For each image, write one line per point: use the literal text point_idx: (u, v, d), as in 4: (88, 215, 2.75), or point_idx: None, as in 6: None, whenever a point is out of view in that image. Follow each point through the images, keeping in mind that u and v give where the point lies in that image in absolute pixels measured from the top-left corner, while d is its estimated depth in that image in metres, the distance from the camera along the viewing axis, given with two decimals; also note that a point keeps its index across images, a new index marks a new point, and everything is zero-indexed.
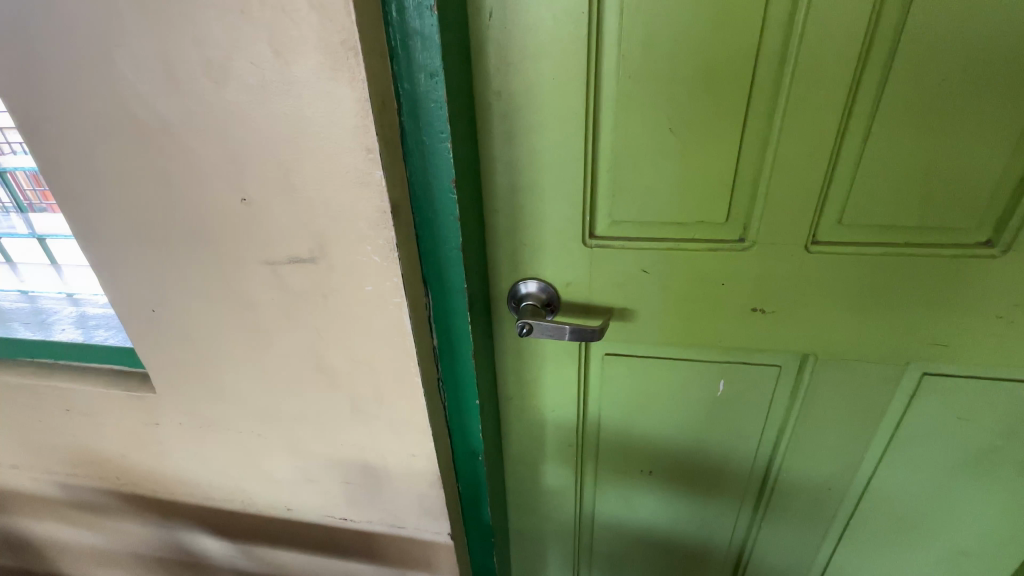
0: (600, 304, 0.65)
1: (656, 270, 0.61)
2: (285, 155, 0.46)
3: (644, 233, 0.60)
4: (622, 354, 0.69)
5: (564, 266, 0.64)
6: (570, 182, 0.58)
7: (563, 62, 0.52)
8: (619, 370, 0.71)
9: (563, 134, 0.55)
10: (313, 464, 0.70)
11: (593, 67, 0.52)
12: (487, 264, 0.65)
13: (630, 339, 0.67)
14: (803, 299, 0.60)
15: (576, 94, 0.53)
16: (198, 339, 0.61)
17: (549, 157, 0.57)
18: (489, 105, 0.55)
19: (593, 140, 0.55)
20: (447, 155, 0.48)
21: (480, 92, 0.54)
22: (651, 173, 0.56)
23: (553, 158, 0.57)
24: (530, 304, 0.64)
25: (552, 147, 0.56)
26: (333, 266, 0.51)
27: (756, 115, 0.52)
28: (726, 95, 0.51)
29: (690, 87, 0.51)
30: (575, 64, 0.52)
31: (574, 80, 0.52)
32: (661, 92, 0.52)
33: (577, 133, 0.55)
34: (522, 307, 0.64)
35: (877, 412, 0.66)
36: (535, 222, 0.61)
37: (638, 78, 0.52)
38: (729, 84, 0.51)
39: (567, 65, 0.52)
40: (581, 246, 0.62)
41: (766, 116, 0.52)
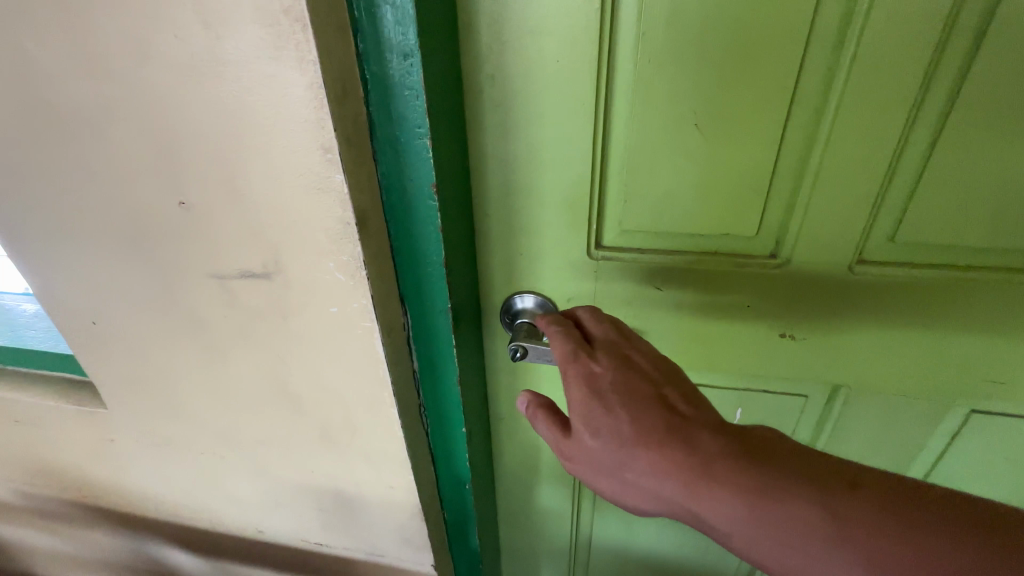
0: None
1: (671, 287, 0.53)
2: (226, 153, 0.37)
3: (659, 246, 0.52)
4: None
5: (565, 280, 0.55)
6: (574, 185, 0.50)
7: (568, 41, 0.43)
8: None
9: (567, 128, 0.47)
10: (282, 490, 0.64)
11: (604, 48, 0.43)
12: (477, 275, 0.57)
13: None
14: (841, 325, 0.52)
15: (584, 81, 0.44)
16: (147, 355, 0.54)
17: (550, 155, 0.48)
18: (480, 93, 0.46)
19: (603, 135, 0.47)
20: (426, 154, 0.40)
21: (470, 76, 0.46)
22: (671, 177, 0.48)
23: (554, 156, 0.48)
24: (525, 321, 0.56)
25: (553, 144, 0.48)
26: (291, 283, 0.43)
27: (800, 111, 0.43)
28: (765, 86, 0.42)
29: (722, 75, 0.42)
30: (582, 44, 0.43)
31: (582, 64, 0.44)
32: (687, 81, 0.43)
33: (583, 127, 0.46)
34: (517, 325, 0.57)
35: (912, 449, 0.59)
36: (531, 230, 0.53)
37: (659, 63, 0.43)
38: (771, 72, 0.42)
39: (574, 46, 0.43)
40: (585, 257, 0.53)
41: (814, 111, 0.43)
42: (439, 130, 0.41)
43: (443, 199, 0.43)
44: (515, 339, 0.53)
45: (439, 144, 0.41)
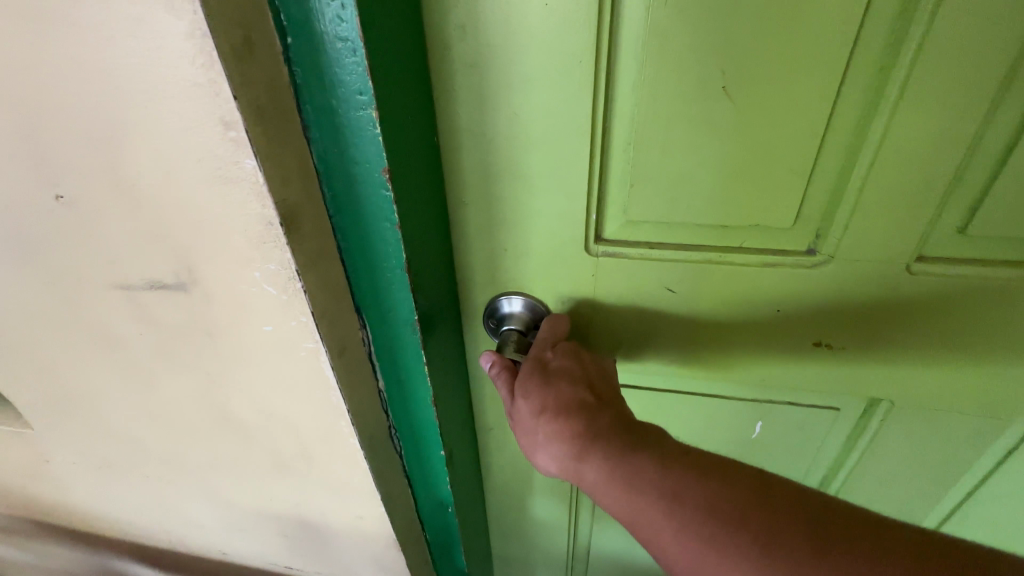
0: (604, 327, 0.48)
1: (685, 288, 0.44)
2: (98, 131, 0.28)
3: (672, 240, 0.43)
4: (632, 386, 0.53)
5: (559, 279, 0.46)
6: (569, 166, 0.40)
7: None
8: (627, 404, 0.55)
9: (559, 95, 0.37)
10: (242, 515, 0.56)
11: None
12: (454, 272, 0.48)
13: (642, 368, 0.52)
14: (889, 334, 0.43)
15: (582, 32, 0.34)
16: (63, 375, 0.45)
17: (538, 128, 0.39)
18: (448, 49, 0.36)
19: (605, 101, 0.37)
20: (373, 130, 0.30)
21: (434, 26, 0.35)
22: (691, 155, 0.38)
23: (544, 131, 0.39)
24: (513, 328, 0.48)
25: (542, 114, 0.38)
26: (212, 297, 0.34)
27: (860, 69, 0.34)
28: (816, 36, 0.33)
29: (760, 22, 0.33)
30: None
31: (579, 9, 0.34)
32: (715, 30, 0.33)
33: (580, 92, 0.37)
34: (503, 333, 0.48)
35: (955, 469, 0.52)
36: (518, 219, 0.44)
37: (679, 6, 0.33)
38: (825, 16, 0.32)
39: None
40: (583, 252, 0.44)
41: (877, 70, 0.33)
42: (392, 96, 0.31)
43: (401, 189, 0.33)
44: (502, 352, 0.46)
45: (393, 116, 0.31)
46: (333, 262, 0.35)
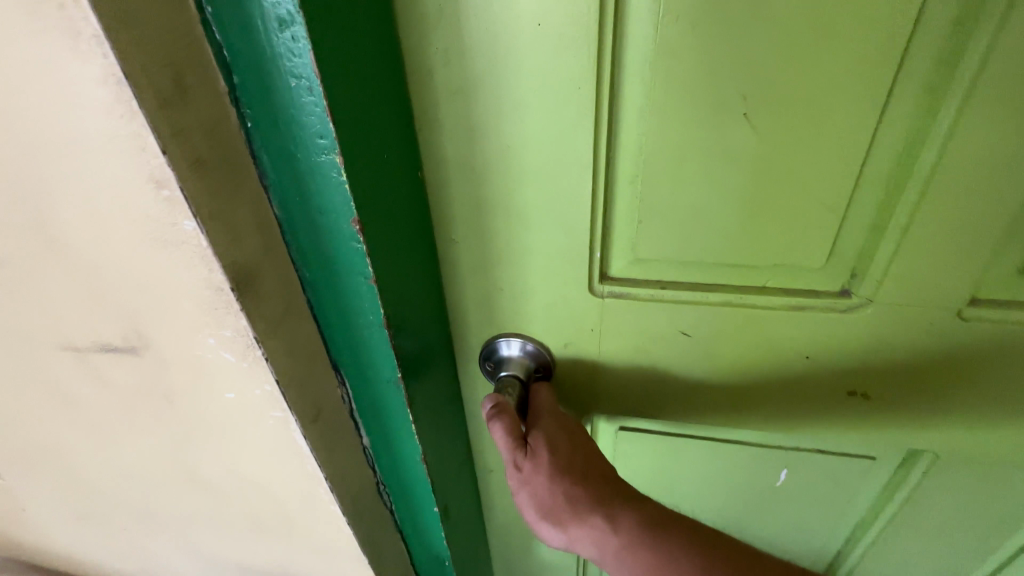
0: (612, 373, 0.44)
1: (702, 332, 0.40)
2: (19, 186, 0.24)
3: (687, 279, 0.38)
4: (643, 429, 0.48)
5: (561, 320, 0.42)
6: (570, 200, 0.36)
7: None
8: (637, 448, 0.50)
9: (556, 124, 0.33)
10: (226, 568, 0.53)
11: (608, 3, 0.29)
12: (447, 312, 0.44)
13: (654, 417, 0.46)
14: (936, 384, 0.38)
15: (581, 54, 0.30)
16: (24, 429, 0.42)
17: (534, 161, 0.34)
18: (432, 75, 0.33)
19: (610, 130, 0.33)
20: (337, 175, 0.26)
21: (414, 50, 0.31)
22: (707, 189, 0.34)
23: (540, 163, 0.34)
24: (513, 373, 0.44)
25: (538, 145, 0.34)
26: (167, 361, 0.30)
27: (906, 91, 0.29)
28: (853, 55, 0.28)
29: (787, 40, 0.28)
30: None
31: (578, 30, 0.29)
32: (737, 49, 0.29)
33: (580, 121, 0.32)
34: (501, 378, 0.44)
35: (1008, 526, 0.46)
36: (514, 257, 0.39)
37: (691, 24, 0.28)
38: (865, 33, 0.27)
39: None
40: (587, 293, 0.40)
41: (926, 91, 0.29)
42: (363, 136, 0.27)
43: (376, 238, 0.29)
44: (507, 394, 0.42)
45: (363, 157, 0.27)
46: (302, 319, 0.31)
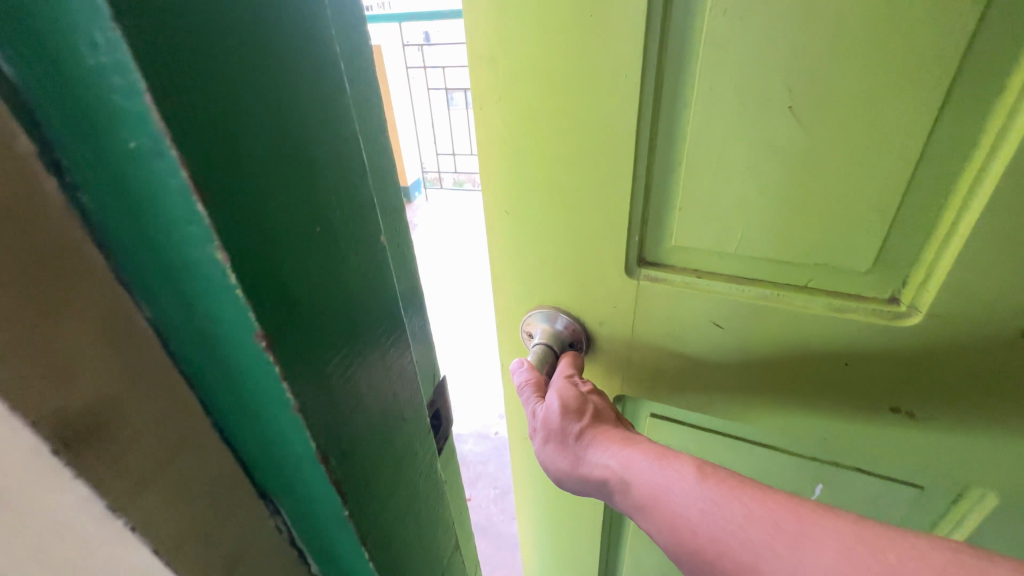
0: (634, 370, 0.41)
1: (736, 325, 0.36)
2: None
3: (724, 272, 0.35)
4: (674, 419, 0.45)
5: (591, 309, 0.39)
6: (604, 186, 0.33)
7: None
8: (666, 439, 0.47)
9: (595, 103, 0.30)
10: None
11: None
12: (431, 367, 0.37)
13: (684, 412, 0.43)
14: (1002, 414, 0.32)
15: (620, 29, 0.28)
16: None
17: (568, 143, 0.32)
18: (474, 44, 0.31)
19: (644, 112, 0.30)
20: (215, 267, 0.16)
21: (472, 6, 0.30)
22: (747, 177, 0.30)
23: (576, 145, 0.32)
24: (546, 348, 0.41)
25: (575, 126, 0.32)
26: None
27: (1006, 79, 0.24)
28: (913, 28, 0.24)
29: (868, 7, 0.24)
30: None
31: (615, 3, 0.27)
32: (787, 13, 0.25)
33: (624, 100, 0.30)
34: (536, 351, 0.41)
35: None
36: (547, 240, 0.37)
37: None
38: None
39: None
40: (624, 276, 0.37)
41: (1003, 71, 0.24)
42: (289, 216, 0.18)
43: (319, 350, 0.21)
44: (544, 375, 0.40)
45: (292, 242, 0.19)
46: (191, 456, 0.20)
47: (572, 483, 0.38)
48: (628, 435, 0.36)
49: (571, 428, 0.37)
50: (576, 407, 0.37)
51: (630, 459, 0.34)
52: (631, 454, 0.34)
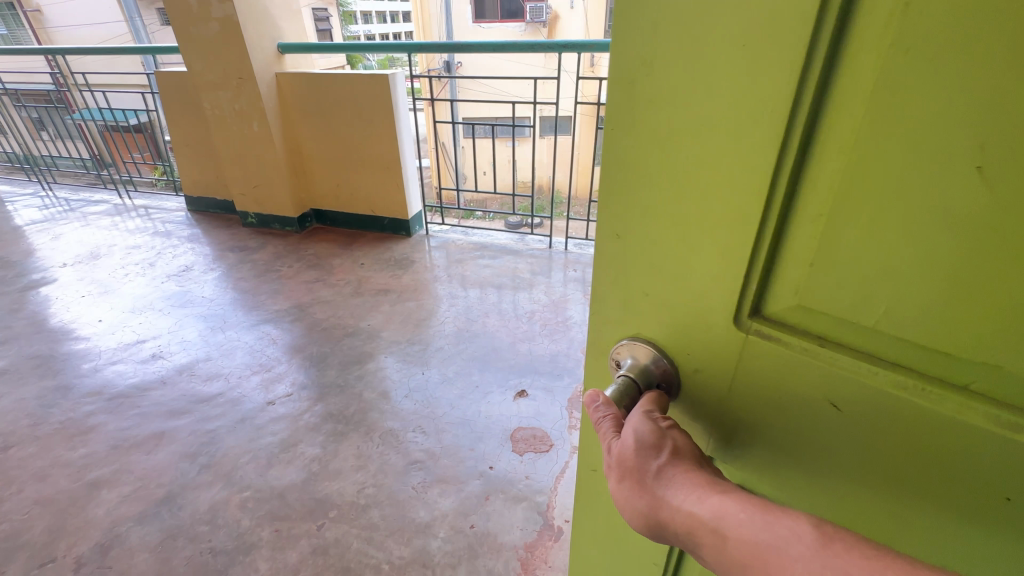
0: (731, 409, 0.41)
1: (861, 415, 0.34)
2: None
3: (853, 346, 0.32)
4: (773, 483, 0.42)
5: (690, 339, 0.41)
6: (718, 228, 0.35)
7: (747, 53, 0.29)
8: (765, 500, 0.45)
9: (724, 152, 0.33)
10: None
11: (824, 29, 0.26)
12: None
13: (794, 483, 0.41)
14: None
15: (763, 105, 0.30)
16: None
17: (690, 180, 0.35)
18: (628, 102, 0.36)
19: (783, 177, 0.31)
20: None
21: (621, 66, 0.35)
22: (898, 261, 0.28)
23: (700, 182, 0.35)
24: (628, 375, 0.44)
25: (696, 165, 0.34)
26: None
27: None
28: None
29: None
30: (784, 25, 0.27)
31: (766, 86, 0.29)
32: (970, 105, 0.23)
33: (764, 144, 0.31)
34: (620, 376, 0.45)
35: None
36: (659, 267, 0.41)
37: (934, 52, 0.23)
38: None
39: (754, 59, 0.29)
40: (730, 326, 0.38)
41: None
42: None
43: None
44: (629, 406, 0.43)
45: None
46: None
47: (647, 525, 0.38)
48: (708, 479, 0.37)
49: (650, 464, 0.38)
50: (654, 441, 0.39)
51: (722, 509, 0.34)
52: (725, 501, 0.34)
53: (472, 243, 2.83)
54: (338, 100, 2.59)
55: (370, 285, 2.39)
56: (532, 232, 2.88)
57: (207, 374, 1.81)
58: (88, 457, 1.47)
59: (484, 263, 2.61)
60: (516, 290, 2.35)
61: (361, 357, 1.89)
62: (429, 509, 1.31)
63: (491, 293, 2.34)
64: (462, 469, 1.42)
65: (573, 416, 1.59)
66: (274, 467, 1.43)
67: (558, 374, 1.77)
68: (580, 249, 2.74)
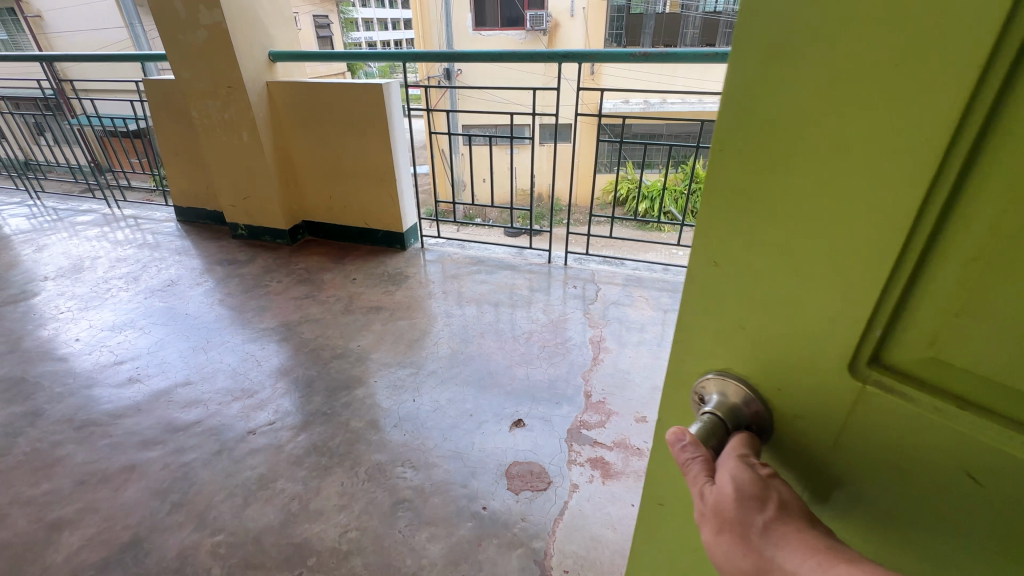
0: (832, 462, 0.38)
1: (1005, 491, 0.29)
2: None
3: (1002, 414, 0.28)
4: (881, 550, 0.38)
5: (789, 381, 0.38)
6: (844, 264, 0.32)
7: (899, 83, 0.26)
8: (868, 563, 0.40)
9: (862, 183, 0.29)
10: None
11: (1005, 58, 0.22)
12: None
13: (903, 554, 0.37)
14: None
15: (913, 140, 0.26)
16: None
17: (815, 210, 0.32)
18: (749, 127, 0.33)
19: (930, 219, 0.27)
20: None
21: (743, 83, 0.32)
22: None
23: (828, 213, 0.31)
24: (714, 415, 0.42)
25: (826, 195, 0.31)
26: None
27: None
28: None
29: None
30: (949, 52, 0.24)
31: (918, 119, 0.26)
32: None
33: (910, 182, 0.27)
34: (706, 415, 0.42)
35: None
36: (765, 302, 0.38)
37: None
38: None
39: (909, 87, 0.26)
40: (843, 373, 0.34)
41: None
42: None
43: None
44: (721, 450, 0.40)
45: None
46: None
47: None
48: (824, 542, 0.34)
49: (754, 519, 0.36)
50: (755, 492, 0.36)
51: None
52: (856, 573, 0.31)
53: (469, 257, 2.74)
54: (331, 110, 2.51)
55: (361, 302, 2.30)
56: (530, 246, 2.78)
57: (186, 400, 1.71)
58: (52, 494, 1.38)
59: (480, 279, 2.52)
60: (513, 308, 2.25)
61: (350, 381, 1.80)
62: (416, 557, 1.21)
63: (487, 311, 2.24)
64: (453, 510, 1.32)
65: (573, 451, 1.49)
66: (250, 507, 1.33)
67: (557, 402, 1.67)
68: (579, 264, 2.64)
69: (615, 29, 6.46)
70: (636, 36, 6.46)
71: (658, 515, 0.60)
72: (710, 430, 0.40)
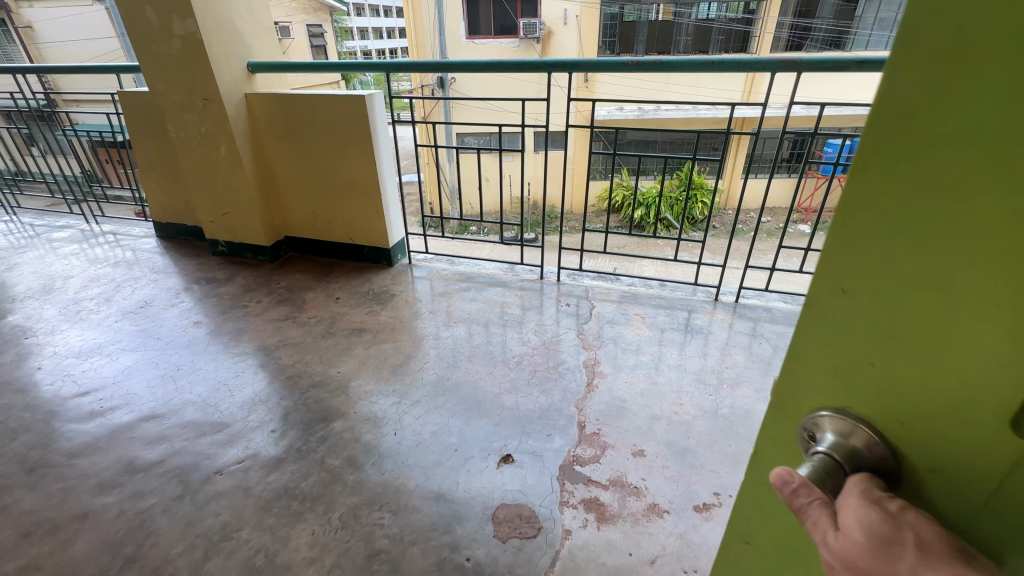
0: (979, 535, 0.31)
1: None
2: None
3: None
4: None
5: (930, 429, 0.32)
6: (1015, 305, 0.26)
7: None
8: None
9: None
10: None
11: None
12: None
13: None
14: None
15: None
16: None
17: (982, 233, 0.27)
18: (910, 136, 0.28)
19: None
20: None
21: (903, 85, 0.28)
22: None
23: (1001, 235, 0.26)
24: (824, 454, 0.37)
25: (1003, 215, 0.26)
26: None
27: None
28: None
29: None
30: None
31: None
32: None
33: None
34: (817, 456, 0.37)
35: None
36: (902, 340, 0.33)
37: None
38: None
39: None
40: (1001, 431, 0.29)
41: None
42: None
43: None
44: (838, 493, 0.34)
45: None
46: None
47: None
48: None
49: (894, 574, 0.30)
50: (888, 535, 0.31)
51: None
52: None
53: (458, 274, 2.63)
54: (312, 122, 2.41)
55: (344, 324, 2.19)
56: (521, 261, 2.68)
57: (150, 437, 1.59)
58: None
59: (469, 297, 2.41)
60: (503, 328, 2.15)
61: (328, 413, 1.68)
62: None
63: (477, 332, 2.13)
64: (433, 563, 1.20)
65: (565, 490, 1.38)
66: (211, 562, 1.21)
67: (549, 434, 1.56)
68: (572, 280, 2.54)
69: (609, 37, 6.46)
70: (629, 43, 6.47)
71: (745, 555, 0.53)
72: (825, 471, 0.35)
